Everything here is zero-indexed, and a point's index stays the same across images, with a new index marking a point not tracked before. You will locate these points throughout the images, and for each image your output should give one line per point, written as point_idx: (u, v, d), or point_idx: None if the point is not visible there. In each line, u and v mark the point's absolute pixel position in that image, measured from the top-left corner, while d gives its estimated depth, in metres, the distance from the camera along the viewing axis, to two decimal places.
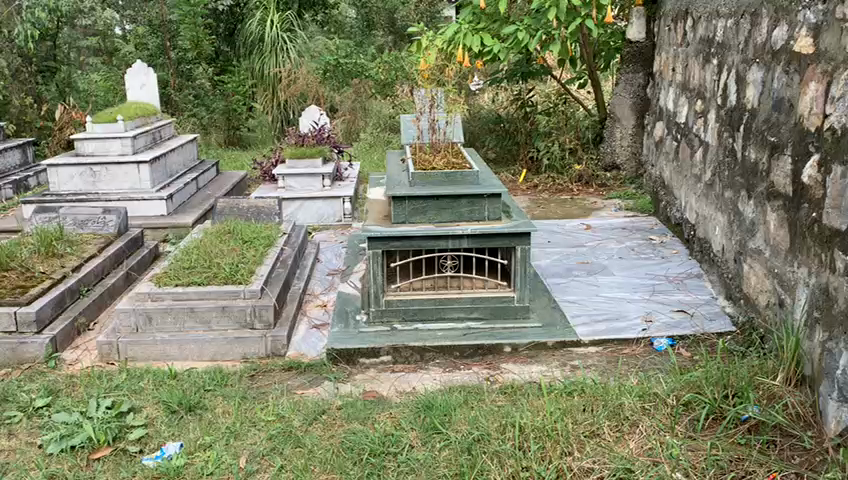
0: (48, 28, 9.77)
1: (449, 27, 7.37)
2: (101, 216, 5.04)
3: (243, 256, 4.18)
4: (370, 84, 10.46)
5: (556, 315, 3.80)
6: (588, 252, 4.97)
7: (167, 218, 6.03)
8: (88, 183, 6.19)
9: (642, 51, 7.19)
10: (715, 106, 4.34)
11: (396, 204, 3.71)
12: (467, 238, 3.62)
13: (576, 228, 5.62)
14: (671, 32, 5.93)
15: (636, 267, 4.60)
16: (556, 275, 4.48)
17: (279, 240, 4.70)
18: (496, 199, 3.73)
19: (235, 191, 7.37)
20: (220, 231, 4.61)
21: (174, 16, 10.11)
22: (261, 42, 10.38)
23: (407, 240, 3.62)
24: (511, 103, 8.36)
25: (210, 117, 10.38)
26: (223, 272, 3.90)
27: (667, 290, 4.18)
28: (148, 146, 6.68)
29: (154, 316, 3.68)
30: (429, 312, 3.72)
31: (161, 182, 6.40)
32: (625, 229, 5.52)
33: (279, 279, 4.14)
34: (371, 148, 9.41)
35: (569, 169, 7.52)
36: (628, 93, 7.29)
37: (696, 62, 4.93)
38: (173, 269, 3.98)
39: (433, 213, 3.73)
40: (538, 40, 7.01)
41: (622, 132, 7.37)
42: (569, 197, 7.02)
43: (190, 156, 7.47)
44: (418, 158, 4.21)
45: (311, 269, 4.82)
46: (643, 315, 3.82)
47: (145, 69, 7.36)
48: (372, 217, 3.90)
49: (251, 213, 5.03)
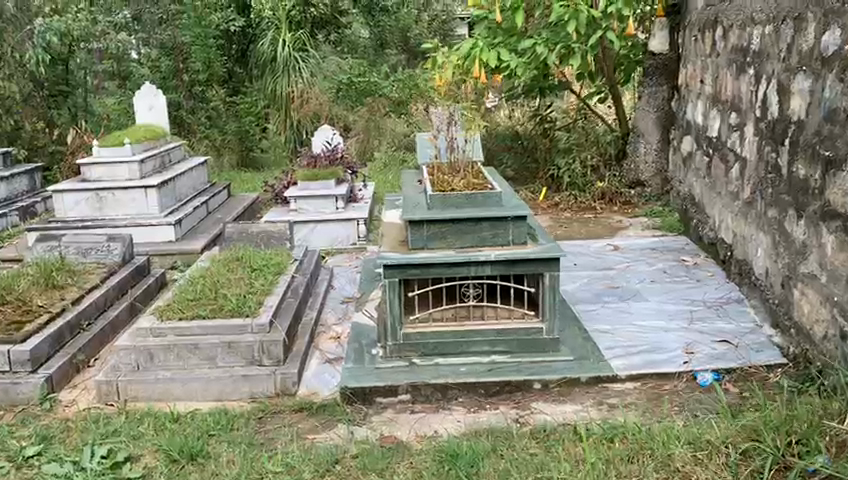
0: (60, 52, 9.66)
1: (465, 43, 7.11)
2: (105, 244, 4.81)
3: (251, 286, 3.93)
4: (383, 102, 10.20)
5: (588, 347, 3.51)
6: (618, 275, 4.68)
7: (176, 244, 5.81)
8: (94, 209, 5.98)
9: (666, 63, 6.91)
10: (753, 119, 4.06)
11: (414, 229, 3.45)
12: (490, 264, 3.36)
13: (603, 249, 5.34)
14: (699, 42, 5.65)
15: (669, 292, 4.30)
16: (584, 302, 4.20)
17: (290, 267, 4.46)
18: (521, 221, 3.46)
19: (246, 215, 7.16)
20: (228, 258, 4.37)
21: (188, 38, 10.13)
22: (273, 62, 10.23)
23: (425, 268, 3.36)
24: (529, 120, 8.08)
25: (223, 139, 10.25)
26: (229, 304, 3.65)
27: (706, 318, 3.88)
28: (156, 170, 6.48)
29: (155, 353, 3.44)
30: (450, 346, 3.43)
31: (169, 207, 6.19)
32: (655, 250, 5.23)
33: (289, 310, 3.88)
34: (386, 168, 9.16)
35: (591, 187, 7.22)
36: (653, 107, 7.05)
37: (729, 72, 4.66)
38: (176, 301, 3.73)
39: (454, 238, 3.47)
40: (557, 53, 6.77)
41: (647, 147, 7.11)
42: (593, 216, 6.73)
43: (200, 180, 7.27)
44: (436, 178, 3.96)
45: (324, 297, 4.55)
46: (684, 346, 3.52)
47: (154, 91, 7.23)
48: (388, 242, 3.64)
49: (262, 239, 4.77)
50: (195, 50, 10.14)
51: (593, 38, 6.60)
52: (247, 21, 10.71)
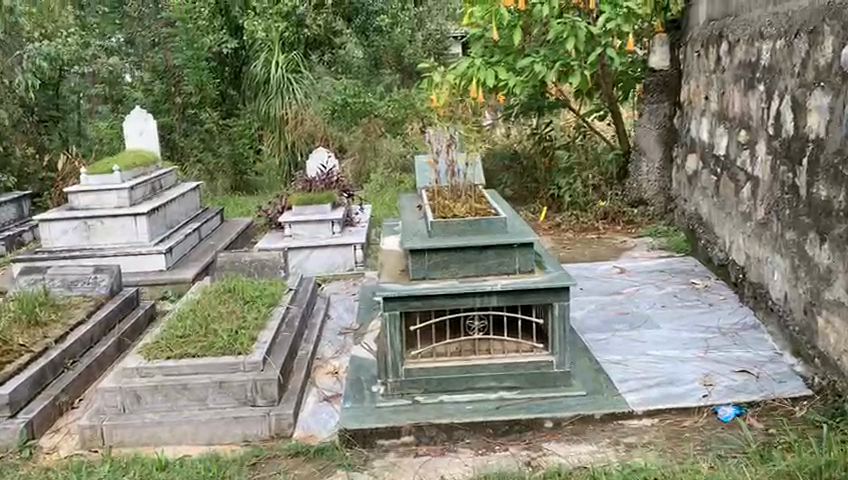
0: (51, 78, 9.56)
1: (461, 62, 6.99)
2: (92, 275, 4.63)
3: (243, 320, 3.73)
4: (379, 123, 10.09)
5: (601, 381, 3.32)
6: (626, 300, 4.49)
7: (166, 273, 5.62)
8: (83, 238, 5.79)
9: (666, 80, 6.77)
10: (765, 137, 3.91)
11: (414, 259, 3.27)
12: (496, 295, 3.17)
13: (609, 272, 5.16)
14: (701, 58, 5.52)
15: (681, 319, 4.11)
16: (593, 331, 4.00)
17: (285, 298, 4.27)
18: (528, 248, 3.27)
19: (239, 241, 6.97)
20: (220, 290, 4.18)
21: (180, 60, 10.04)
22: (266, 84, 10.21)
23: (427, 300, 3.17)
24: (527, 139, 7.95)
25: (216, 162, 10.10)
26: (220, 341, 3.45)
27: (723, 346, 3.69)
28: (146, 196, 6.31)
29: (142, 394, 3.24)
30: (455, 383, 3.24)
31: (160, 235, 6.01)
32: (663, 273, 5.05)
33: (284, 345, 3.68)
34: (383, 190, 8.99)
35: (593, 206, 7.09)
36: (654, 124, 6.91)
37: (736, 88, 4.52)
38: (165, 339, 3.53)
39: (457, 267, 3.29)
40: (555, 71, 6.65)
41: (649, 166, 6.97)
42: (596, 236, 6.55)
43: (192, 206, 7.10)
44: (436, 204, 3.78)
45: (321, 329, 4.35)
46: (702, 378, 3.33)
47: (144, 116, 7.09)
48: (387, 272, 3.46)
49: (255, 268, 4.58)
50: (188, 73, 10.06)
51: (592, 55, 6.47)
52: (240, 43, 10.61)
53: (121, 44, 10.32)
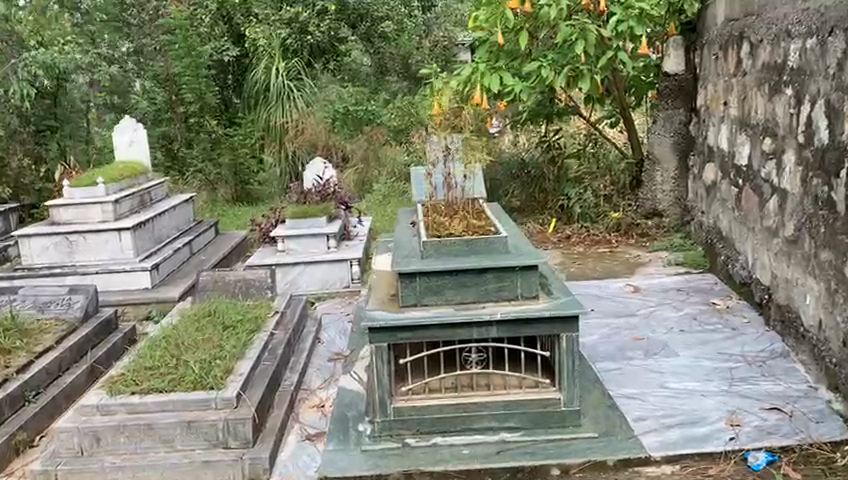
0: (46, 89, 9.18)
1: (464, 67, 6.68)
2: (66, 297, 4.32)
3: (219, 349, 3.40)
4: (383, 131, 9.70)
5: (613, 419, 2.97)
6: (641, 323, 4.14)
7: (151, 292, 5.31)
8: (65, 254, 5.48)
9: (682, 84, 6.41)
10: (794, 146, 3.55)
11: (405, 283, 2.93)
12: (496, 325, 2.82)
13: (622, 291, 4.80)
14: (720, 61, 5.16)
15: (702, 345, 3.75)
16: (605, 359, 3.65)
17: (270, 321, 3.94)
18: (531, 271, 2.92)
19: (233, 255, 6.66)
20: (198, 315, 3.85)
21: (179, 68, 9.56)
22: (267, 92, 10.05)
23: (419, 331, 2.82)
24: (536, 147, 7.61)
25: (216, 172, 9.70)
26: (191, 374, 3.12)
27: (749, 378, 3.32)
28: (133, 210, 6.01)
29: (102, 435, 2.91)
30: (451, 422, 2.90)
31: (146, 251, 5.70)
32: (680, 292, 4.68)
33: (264, 376, 3.35)
34: (386, 200, 8.68)
35: (605, 217, 6.73)
36: (669, 132, 6.54)
37: (760, 92, 4.17)
38: (132, 371, 3.21)
39: (453, 292, 2.94)
40: (565, 76, 6.28)
41: (663, 175, 6.60)
42: (607, 250, 6.20)
43: (183, 219, 6.79)
44: (430, 220, 3.45)
45: (309, 354, 4.00)
46: (727, 416, 2.96)
47: (134, 125, 6.81)
48: (376, 297, 3.12)
49: (239, 289, 4.26)
50: (186, 81, 9.58)
51: (603, 59, 6.09)
52: (241, 50, 10.36)
53: (126, 54, 10.08)
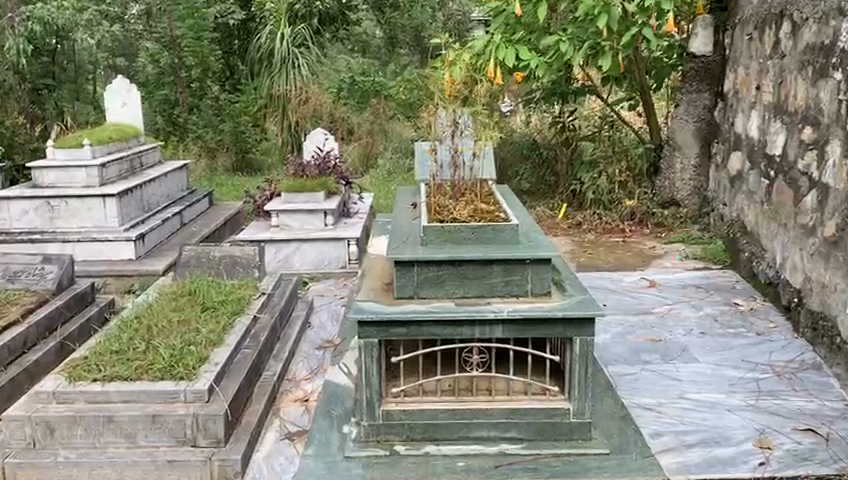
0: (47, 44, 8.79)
1: (479, 39, 6.30)
2: (39, 266, 3.99)
3: (195, 334, 3.09)
4: (390, 105, 9.36)
5: (628, 433, 2.66)
6: (658, 323, 3.82)
7: (136, 263, 5.01)
8: (45, 220, 5.16)
9: (709, 66, 6.00)
10: (842, 136, 3.20)
11: (401, 273, 2.60)
12: (502, 324, 2.50)
13: (636, 285, 4.47)
14: (755, 41, 4.77)
15: (724, 351, 3.43)
16: (618, 362, 3.33)
17: (255, 303, 3.62)
18: (543, 265, 2.60)
19: (227, 228, 6.35)
20: (177, 295, 3.54)
21: (182, 30, 9.20)
22: (271, 58, 9.50)
23: (414, 327, 2.50)
24: (549, 128, 7.25)
25: (217, 140, 9.24)
26: (160, 362, 2.81)
27: (777, 392, 3.00)
28: (122, 175, 5.68)
29: (57, 427, 2.60)
30: (445, 430, 2.58)
31: (133, 220, 5.37)
32: (700, 290, 4.35)
33: (244, 365, 3.04)
34: (389, 176, 8.34)
35: (619, 205, 6.38)
36: (692, 117, 6.16)
37: (801, 76, 3.80)
38: (96, 354, 2.90)
39: (454, 285, 2.62)
40: (584, 52, 5.89)
41: (683, 162, 6.24)
42: (621, 240, 5.87)
43: (176, 187, 6.46)
44: (433, 202, 3.11)
45: (296, 341, 3.69)
46: (755, 436, 2.65)
47: (127, 86, 6.45)
48: (368, 285, 2.80)
49: (224, 266, 3.94)
50: (188, 43, 9.22)
51: (627, 36, 5.69)
52: (248, 14, 9.91)
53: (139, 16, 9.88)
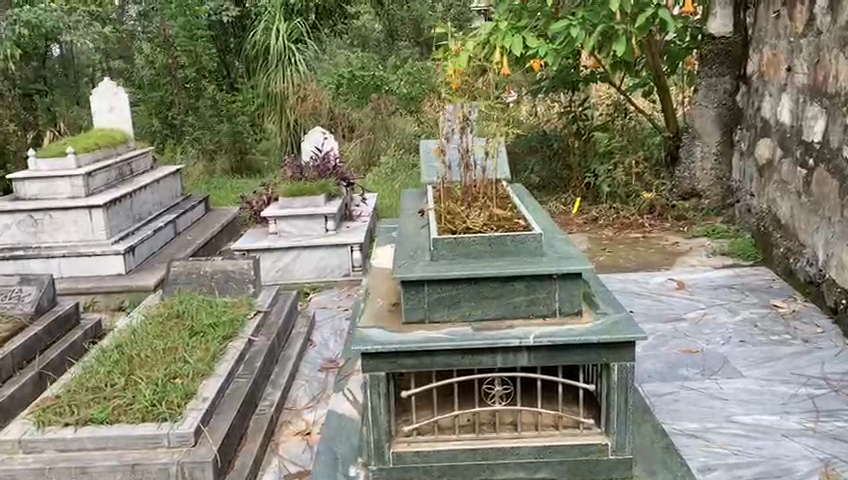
0: (36, 48, 8.35)
1: (484, 27, 5.94)
2: (17, 288, 3.67)
3: (182, 364, 2.78)
4: (392, 99, 8.90)
5: (674, 468, 2.32)
6: (692, 330, 3.48)
7: (126, 278, 4.69)
8: (29, 235, 4.85)
9: (730, 49, 5.62)
10: None
11: (410, 294, 2.28)
12: (528, 351, 2.17)
13: (664, 287, 4.14)
14: (783, 19, 4.41)
15: (770, 363, 3.09)
16: (653, 380, 3.00)
17: (250, 324, 3.30)
18: (573, 282, 2.27)
19: (223, 236, 6.04)
20: (164, 319, 3.23)
21: (174, 29, 8.73)
22: (267, 54, 9.15)
23: (426, 357, 2.17)
24: (559, 118, 6.90)
25: (216, 141, 8.85)
26: (142, 401, 2.49)
27: (837, 411, 2.66)
28: (110, 183, 5.37)
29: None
30: (465, 472, 2.25)
31: (122, 231, 5.05)
32: (734, 291, 4.00)
33: (237, 397, 2.72)
34: (394, 174, 7.99)
35: (636, 198, 6.03)
36: (712, 102, 5.81)
37: (843, 54, 3.45)
38: (70, 393, 2.58)
39: (471, 306, 2.29)
40: (597, 37, 5.46)
41: (704, 150, 5.88)
42: (641, 236, 5.51)
43: (169, 193, 6.15)
44: (442, 208, 2.78)
45: (296, 363, 3.37)
46: (819, 468, 2.31)
47: (114, 88, 6.12)
48: (373, 307, 2.48)
49: (217, 282, 3.62)
50: (181, 42, 8.75)
51: (642, 19, 5.31)
52: (243, 11, 9.52)
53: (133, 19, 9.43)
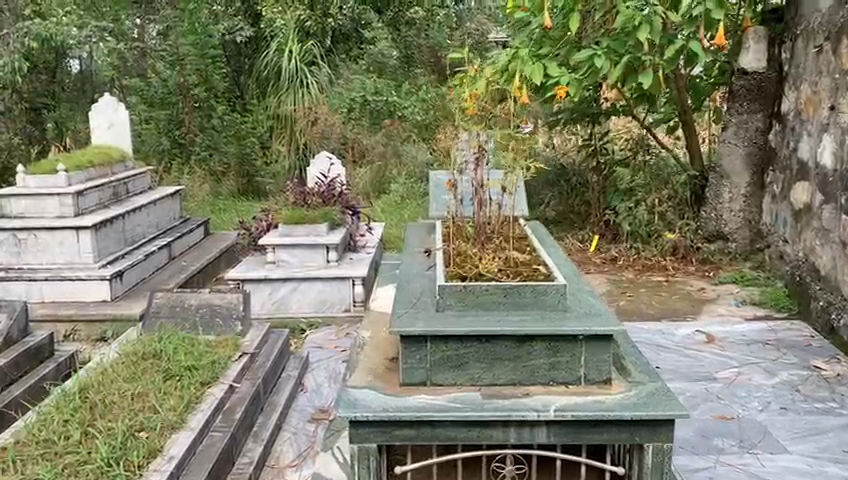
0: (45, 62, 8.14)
1: (502, 54, 5.67)
2: None
3: (150, 416, 2.45)
4: (405, 125, 8.71)
5: None
6: (726, 393, 3.12)
7: (111, 306, 4.38)
8: (12, 254, 4.56)
9: (762, 84, 5.31)
10: None
11: (409, 352, 1.94)
12: (547, 426, 1.83)
13: (692, 340, 3.78)
14: (826, 54, 4.10)
15: (818, 437, 2.72)
16: (685, 451, 2.64)
17: (233, 367, 2.96)
18: (602, 344, 1.93)
19: (219, 262, 5.74)
20: (137, 359, 2.91)
21: (185, 47, 8.56)
22: (279, 77, 8.85)
23: (426, 427, 1.82)
24: (578, 151, 6.60)
25: (223, 162, 8.61)
26: (98, 461, 2.16)
27: None
28: (103, 203, 5.09)
29: None
30: None
31: (111, 254, 4.75)
32: (769, 348, 3.63)
33: (209, 455, 2.38)
34: (402, 203, 7.68)
35: (658, 238, 5.68)
36: (742, 140, 5.48)
37: None
38: (17, 448, 2.25)
39: (481, 368, 1.95)
40: (621, 68, 5.16)
41: (732, 191, 5.54)
42: (663, 280, 5.15)
43: (166, 216, 5.87)
44: (452, 250, 2.46)
45: (283, 413, 3.02)
46: None
47: (115, 105, 5.89)
48: (367, 362, 2.15)
49: (201, 319, 3.29)
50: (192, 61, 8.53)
51: (671, 50, 5.02)
52: (257, 32, 9.25)
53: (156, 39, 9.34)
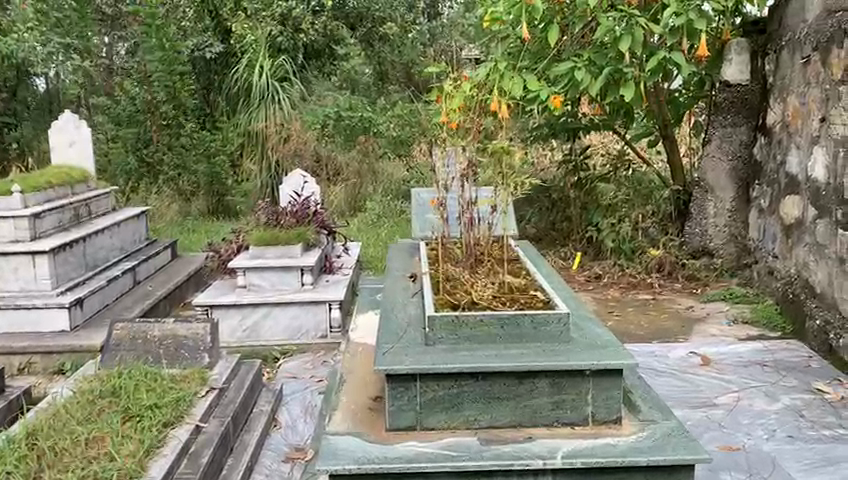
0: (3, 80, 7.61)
1: (480, 68, 5.50)
2: None
3: (106, 464, 2.19)
4: (379, 141, 8.51)
5: None
6: (729, 421, 2.94)
7: (70, 335, 4.09)
8: None
9: (746, 97, 5.21)
10: None
11: (397, 392, 1.72)
12: (555, 474, 1.62)
13: (687, 362, 3.60)
14: (815, 65, 3.99)
15: (830, 467, 2.55)
16: None
17: (200, 405, 2.72)
18: (611, 379, 1.74)
19: (187, 286, 5.47)
20: (94, 398, 2.65)
21: (153, 64, 8.08)
22: (249, 92, 8.58)
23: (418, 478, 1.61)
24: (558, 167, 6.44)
25: (193, 181, 8.33)
26: None
27: None
28: (62, 225, 4.80)
29: None
30: None
31: (70, 280, 4.47)
32: (768, 370, 3.47)
33: None
34: (377, 221, 7.45)
35: (642, 254, 5.54)
36: (725, 154, 5.36)
37: None
38: None
39: (477, 409, 1.74)
40: (603, 80, 5.01)
41: (717, 206, 5.41)
42: (650, 299, 4.98)
43: (131, 238, 5.58)
44: (440, 276, 2.27)
45: (254, 453, 2.77)
46: None
47: (76, 122, 5.61)
48: (349, 402, 1.94)
49: (164, 352, 3.04)
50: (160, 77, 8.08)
51: (655, 62, 4.88)
52: (228, 48, 9.02)
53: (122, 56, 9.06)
